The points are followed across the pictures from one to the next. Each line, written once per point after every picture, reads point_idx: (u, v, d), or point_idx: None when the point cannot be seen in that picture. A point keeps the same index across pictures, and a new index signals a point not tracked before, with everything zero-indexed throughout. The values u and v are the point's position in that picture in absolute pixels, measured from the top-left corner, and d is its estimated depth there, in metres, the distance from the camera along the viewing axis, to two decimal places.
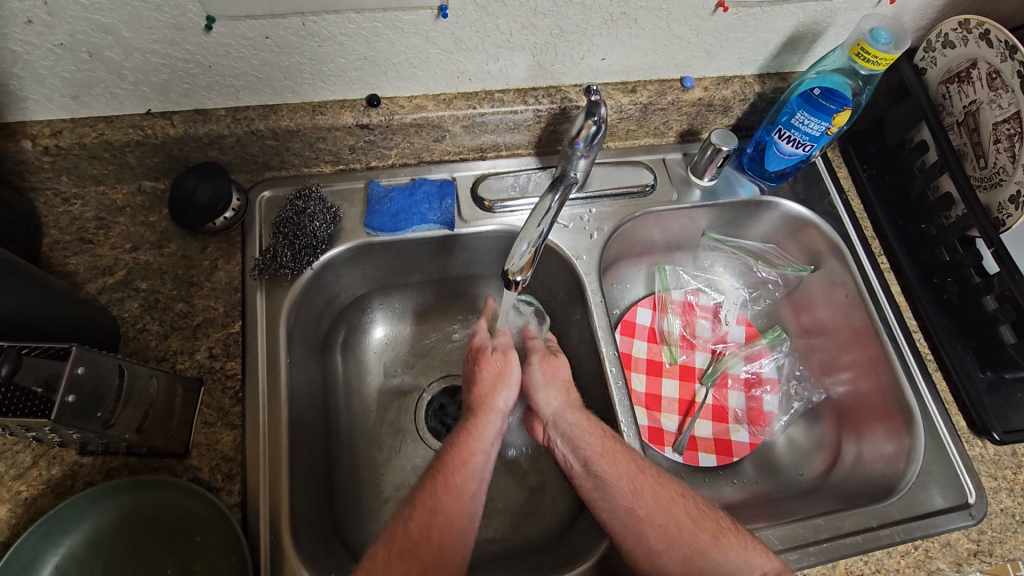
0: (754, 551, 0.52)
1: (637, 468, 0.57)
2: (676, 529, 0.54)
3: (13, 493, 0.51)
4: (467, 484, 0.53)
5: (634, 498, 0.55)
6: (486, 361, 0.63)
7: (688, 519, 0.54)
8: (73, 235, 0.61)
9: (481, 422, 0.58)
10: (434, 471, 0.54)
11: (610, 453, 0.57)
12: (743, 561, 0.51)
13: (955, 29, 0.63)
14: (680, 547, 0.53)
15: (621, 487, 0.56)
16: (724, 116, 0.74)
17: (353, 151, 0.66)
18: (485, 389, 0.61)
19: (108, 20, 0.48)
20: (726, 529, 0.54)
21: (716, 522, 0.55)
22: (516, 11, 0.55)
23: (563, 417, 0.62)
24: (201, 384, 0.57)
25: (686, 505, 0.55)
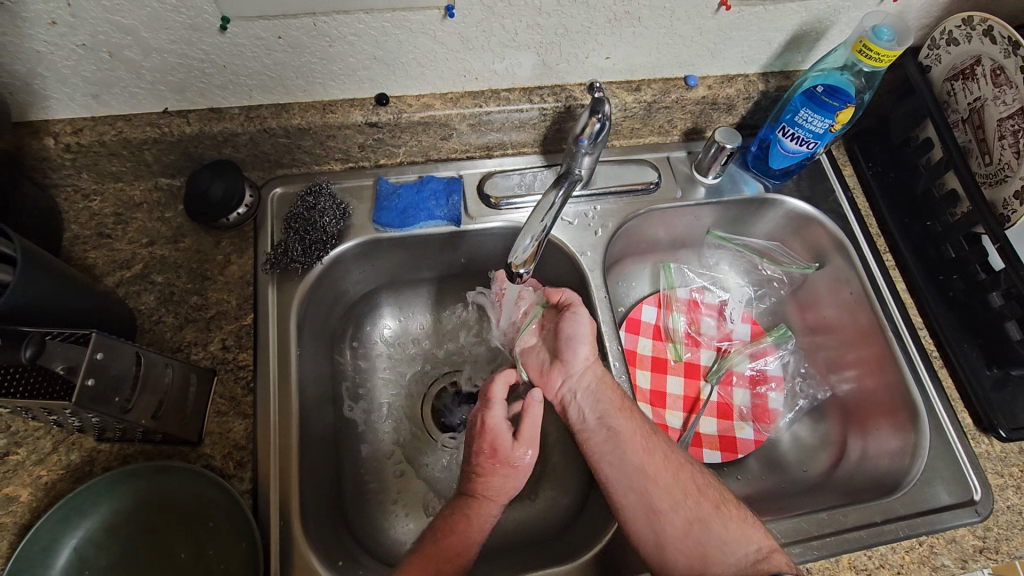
0: (754, 524, 0.54)
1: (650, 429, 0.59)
2: (679, 491, 0.55)
3: (34, 478, 0.52)
4: (481, 529, 0.55)
5: (646, 456, 0.57)
6: (499, 453, 0.57)
7: (691, 486, 0.56)
8: (92, 230, 0.64)
9: (480, 509, 0.55)
10: (457, 505, 0.56)
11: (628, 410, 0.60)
12: (743, 535, 0.53)
13: (959, 27, 0.63)
14: (682, 514, 0.54)
15: (636, 443, 0.58)
16: (728, 114, 0.75)
17: (362, 149, 0.68)
18: (495, 478, 0.57)
19: (128, 21, 0.50)
20: (729, 502, 0.55)
21: (721, 494, 0.56)
22: (521, 10, 0.56)
23: (595, 371, 0.62)
24: (213, 374, 0.58)
25: (693, 474, 0.57)
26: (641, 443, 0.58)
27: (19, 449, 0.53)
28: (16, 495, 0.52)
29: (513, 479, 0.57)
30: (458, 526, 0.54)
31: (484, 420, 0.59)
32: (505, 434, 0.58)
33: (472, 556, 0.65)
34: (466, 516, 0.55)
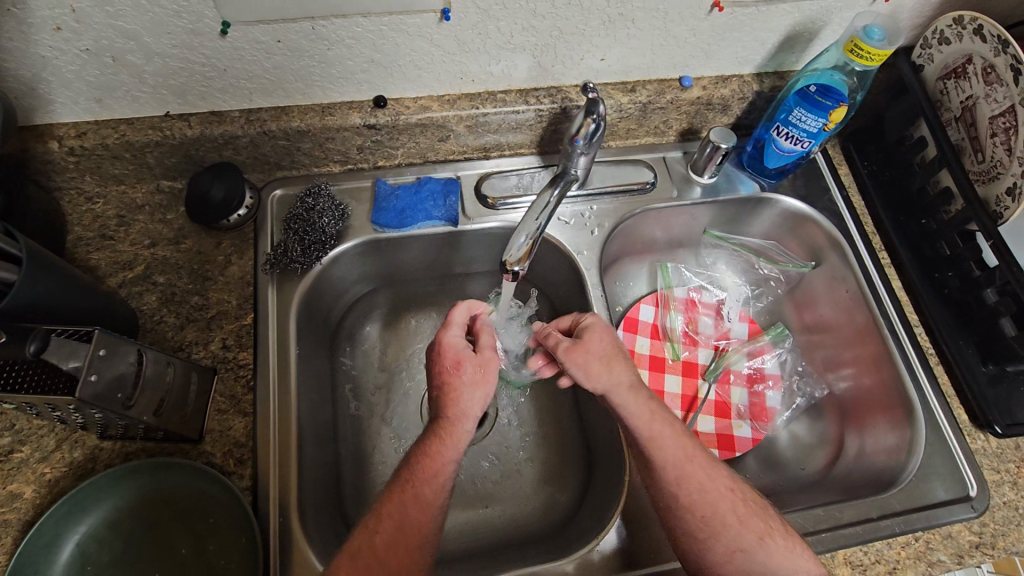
0: (800, 552, 0.52)
1: (685, 445, 0.56)
2: (718, 521, 0.53)
3: (37, 475, 0.53)
4: (457, 449, 0.54)
5: (682, 485, 0.54)
6: (462, 369, 0.57)
7: (732, 514, 0.53)
8: (95, 232, 0.65)
9: (454, 431, 0.54)
10: (431, 427, 0.55)
11: (658, 417, 0.56)
12: (786, 564, 0.52)
13: (950, 26, 0.64)
14: (725, 544, 0.52)
15: (668, 455, 0.55)
16: (724, 114, 0.76)
17: (361, 151, 0.69)
18: (464, 392, 0.56)
19: (130, 26, 0.51)
20: (774, 530, 0.53)
21: (764, 522, 0.53)
22: (516, 13, 0.57)
23: (618, 394, 0.57)
24: (214, 373, 0.59)
25: (733, 502, 0.54)
26: (677, 464, 0.55)
27: (23, 446, 0.54)
28: (20, 492, 0.53)
29: (479, 391, 0.57)
30: (433, 448, 0.53)
31: (450, 344, 0.58)
32: (465, 350, 0.58)
33: (470, 553, 0.65)
34: (437, 435, 0.53)
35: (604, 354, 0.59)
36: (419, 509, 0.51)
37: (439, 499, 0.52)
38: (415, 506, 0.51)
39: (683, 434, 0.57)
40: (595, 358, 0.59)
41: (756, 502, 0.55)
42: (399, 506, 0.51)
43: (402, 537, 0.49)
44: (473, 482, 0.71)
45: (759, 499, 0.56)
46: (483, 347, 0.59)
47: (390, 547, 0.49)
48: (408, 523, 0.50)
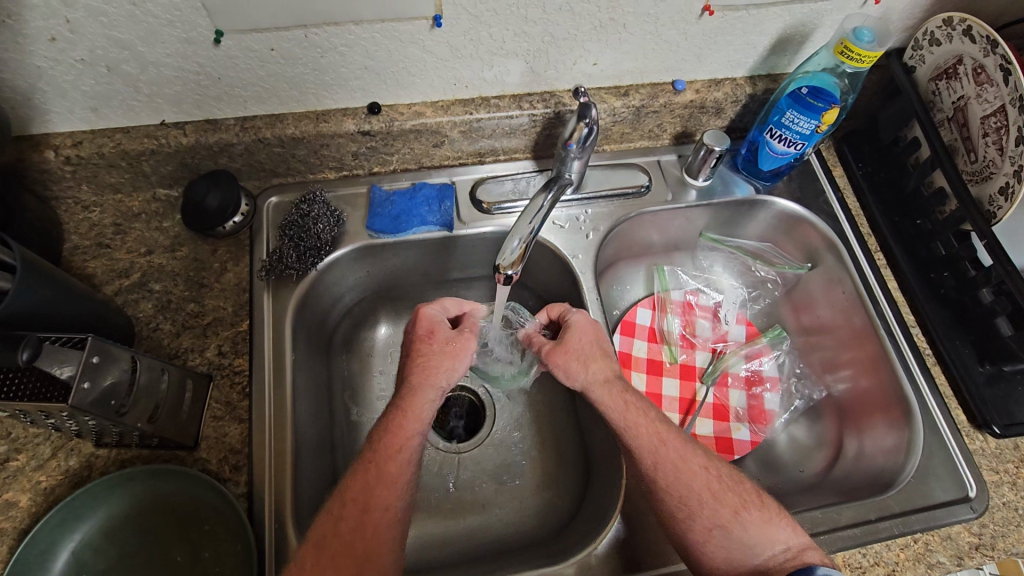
0: (777, 523, 0.53)
1: (659, 432, 0.56)
2: (694, 499, 0.54)
3: (33, 483, 0.53)
4: (420, 420, 0.56)
5: (657, 465, 0.55)
6: (431, 345, 0.60)
7: (707, 490, 0.54)
8: (92, 240, 0.65)
9: (416, 401, 0.56)
10: (395, 400, 0.57)
11: (632, 404, 0.58)
12: (764, 536, 0.52)
13: (940, 27, 0.64)
14: (703, 519, 0.53)
15: (642, 432, 0.57)
16: (717, 118, 0.76)
17: (356, 157, 0.69)
18: (432, 362, 0.59)
19: (124, 36, 0.51)
20: (749, 502, 0.54)
21: (739, 494, 0.54)
22: (507, 19, 0.57)
23: (593, 386, 0.60)
24: (209, 380, 0.59)
25: (708, 477, 0.55)
26: (650, 441, 0.56)
27: (19, 455, 0.54)
28: (15, 500, 0.53)
29: (448, 363, 0.59)
30: (400, 423, 0.55)
31: (426, 322, 0.62)
32: (443, 325, 0.63)
33: (467, 558, 0.65)
34: (404, 410, 0.56)
35: (586, 353, 0.62)
36: (384, 488, 0.51)
37: (404, 474, 0.53)
38: (380, 483, 0.52)
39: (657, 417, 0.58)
40: (575, 356, 0.62)
41: (733, 476, 0.56)
42: (364, 488, 0.51)
43: (368, 515, 0.50)
44: (470, 488, 0.71)
45: (736, 476, 0.56)
46: (465, 329, 0.63)
47: (355, 523, 0.49)
48: (374, 503, 0.51)
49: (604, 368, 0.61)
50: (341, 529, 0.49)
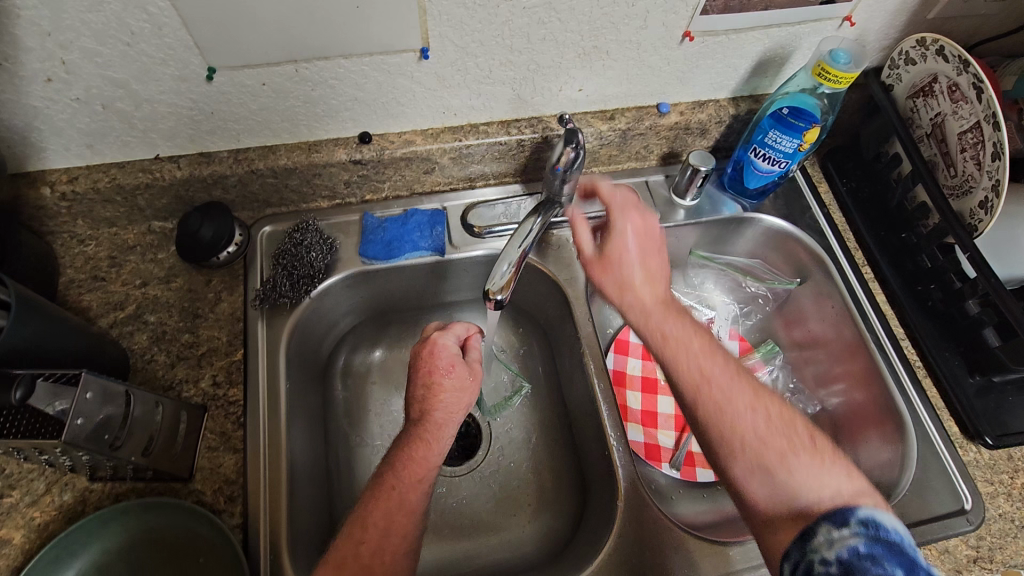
0: (831, 467, 0.51)
1: (701, 369, 0.56)
2: (740, 441, 0.53)
3: (27, 519, 0.53)
4: (439, 451, 0.56)
5: (698, 377, 0.56)
6: (439, 379, 0.59)
7: (752, 433, 0.53)
8: (87, 273, 0.66)
9: (438, 431, 0.56)
10: (414, 426, 0.57)
11: (671, 338, 0.58)
12: (813, 479, 0.49)
13: (914, 47, 0.66)
14: (747, 461, 0.52)
15: (685, 367, 0.56)
16: (703, 138, 0.78)
17: (348, 186, 0.71)
18: (446, 394, 0.58)
19: (119, 75, 0.53)
20: (799, 447, 0.52)
21: (789, 439, 0.53)
22: (493, 50, 0.59)
23: (646, 322, 0.60)
24: (204, 411, 0.59)
25: (753, 422, 0.53)
26: (692, 381, 0.56)
27: (13, 491, 0.54)
28: (9, 538, 0.52)
29: (462, 397, 0.59)
30: (418, 452, 0.55)
31: (430, 348, 0.61)
32: (455, 354, 0.61)
33: None
34: (425, 437, 0.56)
35: (626, 258, 0.62)
36: (402, 514, 0.52)
37: (422, 501, 0.53)
38: (401, 507, 0.52)
39: (701, 355, 0.57)
40: (616, 267, 0.62)
41: (783, 420, 0.54)
42: (384, 512, 0.51)
43: (384, 540, 0.50)
44: (468, 512, 0.71)
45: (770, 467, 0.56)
46: (472, 356, 0.63)
47: (374, 548, 0.50)
48: (392, 529, 0.51)
49: (645, 295, 0.60)
50: (360, 552, 0.49)
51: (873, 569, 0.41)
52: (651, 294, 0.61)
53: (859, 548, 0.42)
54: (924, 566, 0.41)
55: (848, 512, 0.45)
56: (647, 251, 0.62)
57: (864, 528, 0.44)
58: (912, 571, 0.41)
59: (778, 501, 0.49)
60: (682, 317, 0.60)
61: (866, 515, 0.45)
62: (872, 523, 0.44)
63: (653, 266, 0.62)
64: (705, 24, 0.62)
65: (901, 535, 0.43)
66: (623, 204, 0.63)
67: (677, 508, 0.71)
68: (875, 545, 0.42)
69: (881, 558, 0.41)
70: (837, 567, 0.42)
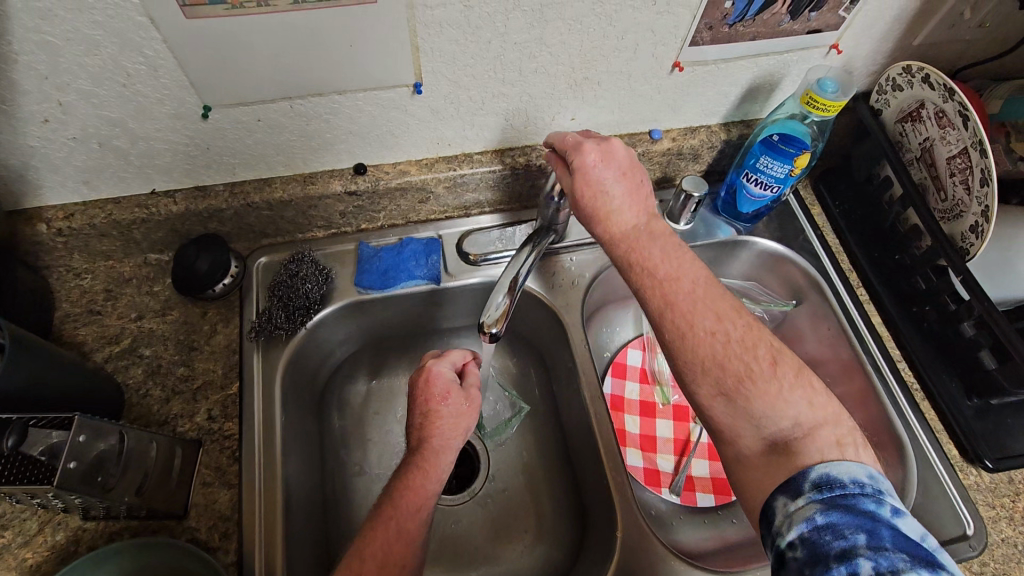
0: (792, 396, 0.50)
1: (665, 293, 0.53)
2: (701, 360, 0.51)
3: (19, 560, 0.53)
4: (437, 479, 0.55)
5: (663, 305, 0.53)
6: (439, 407, 0.59)
7: (713, 358, 0.51)
8: (83, 307, 0.66)
9: (435, 459, 0.56)
10: (413, 456, 0.56)
11: (638, 262, 0.55)
12: (773, 410, 0.49)
13: (901, 74, 0.67)
14: (709, 386, 0.51)
15: (652, 301, 0.54)
16: (695, 163, 0.78)
17: (343, 216, 0.71)
18: (445, 422, 0.58)
19: (116, 115, 0.53)
20: (756, 373, 0.50)
21: (747, 363, 0.51)
22: (485, 82, 0.60)
23: (609, 187, 0.56)
24: (199, 446, 0.59)
25: (714, 343, 0.51)
26: (657, 300, 0.53)
27: (6, 531, 0.54)
28: None
29: (461, 423, 0.59)
30: (416, 480, 0.54)
31: (425, 377, 0.61)
32: (454, 384, 0.61)
33: None
34: (422, 467, 0.55)
35: (599, 191, 0.56)
36: (401, 544, 0.50)
37: (421, 532, 0.52)
38: (400, 538, 0.50)
39: (665, 279, 0.54)
40: (587, 202, 0.57)
41: (744, 343, 0.51)
42: (382, 543, 0.50)
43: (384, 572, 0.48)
44: (467, 541, 0.70)
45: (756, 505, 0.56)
46: (471, 385, 0.63)
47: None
48: (391, 560, 0.49)
49: (617, 225, 0.56)
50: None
51: (834, 542, 0.40)
52: (624, 222, 0.57)
53: (815, 520, 0.41)
54: (882, 516, 0.41)
55: (801, 478, 0.45)
56: (618, 178, 0.56)
57: (818, 495, 0.43)
58: (870, 527, 0.40)
59: (744, 445, 0.50)
60: (654, 240, 0.56)
61: (818, 478, 0.44)
62: (825, 486, 0.43)
63: (628, 188, 0.57)
64: (694, 55, 0.63)
65: (855, 487, 0.43)
66: (576, 142, 0.57)
67: (678, 535, 0.70)
68: (831, 512, 0.41)
69: (838, 526, 0.40)
70: (802, 548, 0.41)
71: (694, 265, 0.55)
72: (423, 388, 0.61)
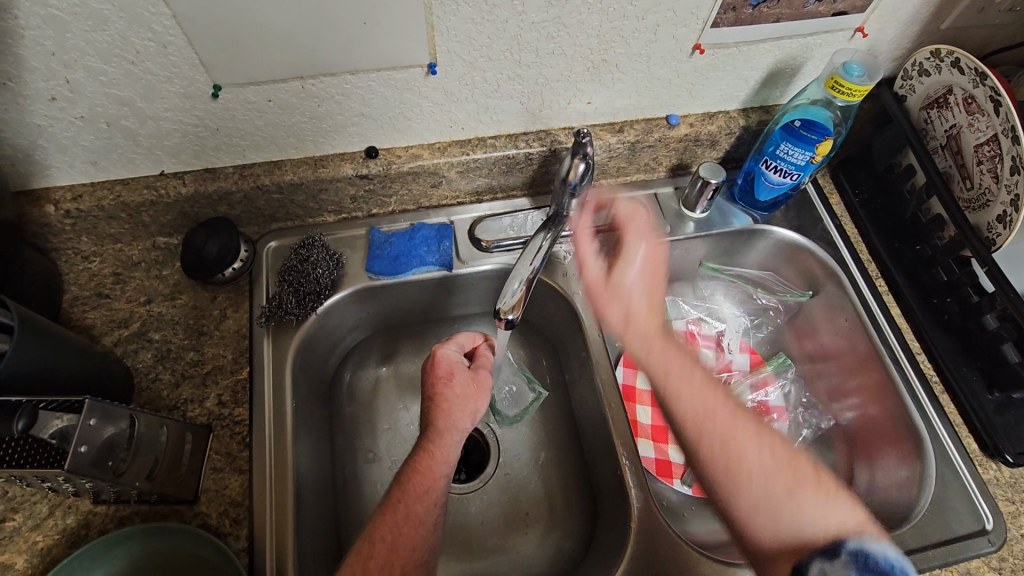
0: (808, 513, 0.51)
1: (670, 378, 0.58)
2: (742, 465, 0.54)
3: (30, 543, 0.52)
4: (445, 461, 0.54)
5: (680, 401, 0.57)
6: (450, 392, 0.58)
7: (725, 457, 0.55)
8: (92, 291, 0.65)
9: (442, 440, 0.55)
10: (420, 440, 0.55)
11: (654, 366, 0.60)
12: (784, 518, 0.51)
13: (928, 58, 0.65)
14: (710, 441, 0.55)
15: (701, 445, 0.56)
16: (712, 149, 0.76)
17: (354, 200, 0.70)
18: (455, 403, 0.57)
19: (124, 93, 0.52)
20: (773, 493, 0.52)
21: (762, 484, 0.53)
22: (501, 64, 0.58)
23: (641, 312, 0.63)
24: (209, 431, 0.58)
25: (758, 449, 0.55)
26: (659, 369, 0.59)
27: (16, 514, 0.53)
28: (11, 562, 0.51)
29: (468, 404, 0.58)
30: (422, 462, 0.53)
31: (432, 361, 0.60)
32: (460, 365, 0.61)
33: None
34: (429, 451, 0.54)
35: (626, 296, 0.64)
36: (411, 527, 0.50)
37: (430, 516, 0.52)
38: (409, 522, 0.50)
39: (676, 377, 0.59)
40: (615, 290, 0.65)
41: (761, 465, 0.54)
42: (392, 527, 0.50)
43: (394, 555, 0.49)
44: (477, 531, 0.70)
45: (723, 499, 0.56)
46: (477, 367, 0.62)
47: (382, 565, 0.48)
48: (399, 543, 0.49)
49: (640, 321, 0.63)
50: (368, 566, 0.48)
51: None
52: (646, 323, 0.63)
53: None
54: None
55: (837, 545, 0.47)
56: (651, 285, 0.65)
57: (854, 563, 0.46)
58: None
59: None
60: (670, 351, 0.60)
61: (855, 548, 0.47)
62: (862, 556, 0.46)
63: (652, 291, 0.65)
64: (716, 37, 0.61)
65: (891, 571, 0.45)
66: (631, 211, 0.69)
67: (690, 527, 0.70)
68: None
69: None
70: None
71: (719, 398, 0.57)
72: (433, 371, 0.60)
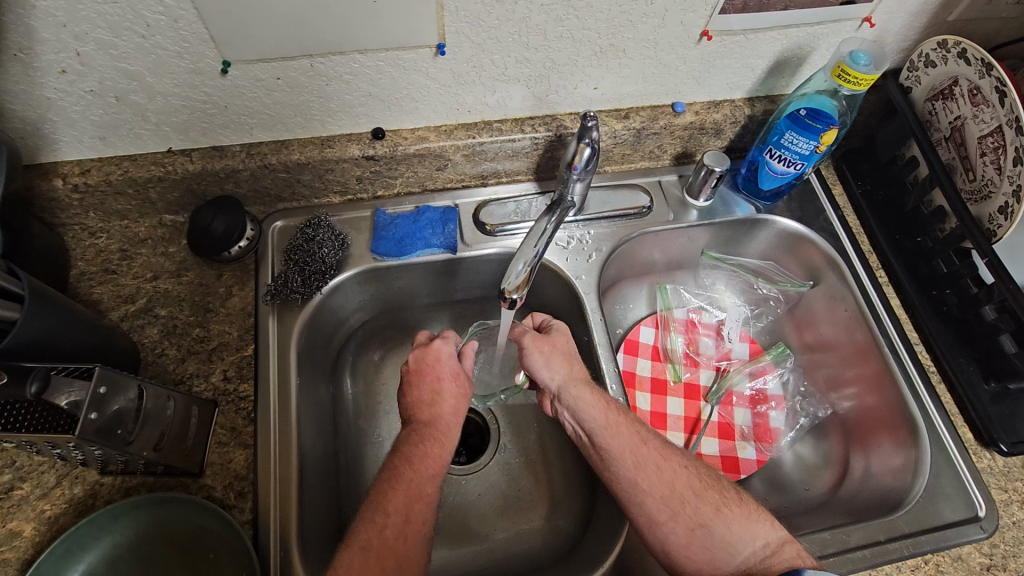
0: (755, 529, 0.53)
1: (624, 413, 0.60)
2: (679, 500, 0.54)
3: (37, 512, 0.53)
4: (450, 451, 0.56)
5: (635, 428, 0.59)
6: (445, 384, 0.60)
7: (673, 469, 0.56)
8: (98, 266, 0.65)
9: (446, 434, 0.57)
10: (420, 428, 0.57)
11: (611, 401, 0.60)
12: (745, 535, 0.53)
13: (935, 49, 0.65)
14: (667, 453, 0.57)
15: (625, 459, 0.57)
16: (717, 138, 0.77)
17: (360, 181, 0.70)
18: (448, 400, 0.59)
19: (134, 67, 0.52)
20: (730, 501, 0.55)
21: (712, 494, 0.55)
22: (509, 47, 0.58)
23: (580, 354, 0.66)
24: (215, 406, 0.59)
25: (688, 477, 0.56)
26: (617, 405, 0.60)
27: (24, 483, 0.54)
28: (20, 530, 0.52)
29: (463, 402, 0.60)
30: (431, 450, 0.55)
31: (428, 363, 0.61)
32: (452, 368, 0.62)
33: None
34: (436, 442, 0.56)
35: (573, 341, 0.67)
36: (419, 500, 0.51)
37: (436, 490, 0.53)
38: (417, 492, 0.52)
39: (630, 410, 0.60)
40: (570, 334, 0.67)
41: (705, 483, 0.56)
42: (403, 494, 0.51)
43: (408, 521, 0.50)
44: (476, 510, 0.71)
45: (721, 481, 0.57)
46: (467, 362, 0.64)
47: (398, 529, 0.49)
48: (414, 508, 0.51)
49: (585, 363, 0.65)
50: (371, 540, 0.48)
51: None
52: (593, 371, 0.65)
53: None
54: None
55: None
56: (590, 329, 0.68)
57: None
58: None
59: None
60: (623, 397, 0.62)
61: None
62: None
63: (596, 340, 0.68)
64: (724, 24, 0.61)
65: None
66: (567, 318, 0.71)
67: None
68: None
69: None
70: None
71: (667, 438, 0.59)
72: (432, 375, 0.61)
